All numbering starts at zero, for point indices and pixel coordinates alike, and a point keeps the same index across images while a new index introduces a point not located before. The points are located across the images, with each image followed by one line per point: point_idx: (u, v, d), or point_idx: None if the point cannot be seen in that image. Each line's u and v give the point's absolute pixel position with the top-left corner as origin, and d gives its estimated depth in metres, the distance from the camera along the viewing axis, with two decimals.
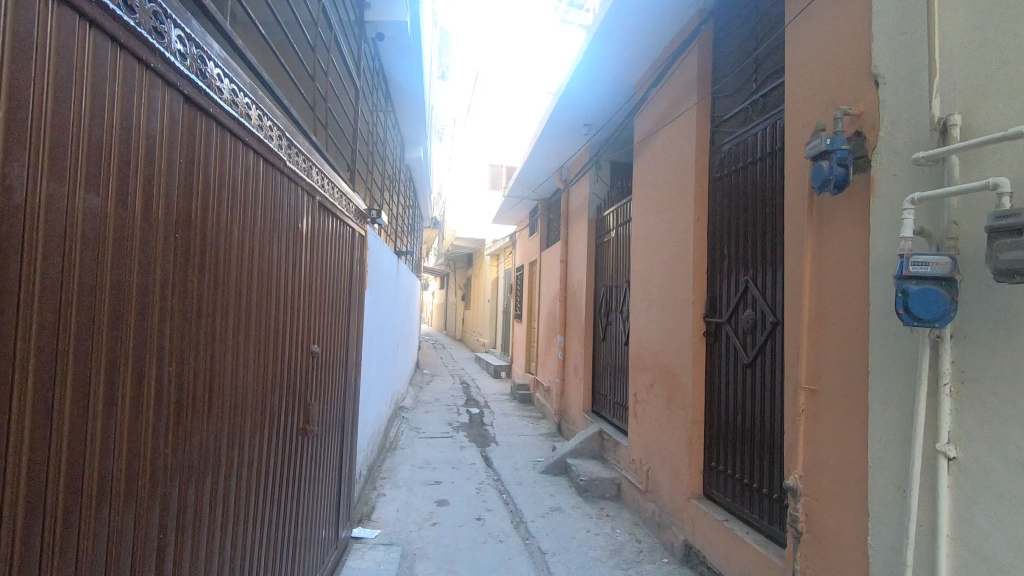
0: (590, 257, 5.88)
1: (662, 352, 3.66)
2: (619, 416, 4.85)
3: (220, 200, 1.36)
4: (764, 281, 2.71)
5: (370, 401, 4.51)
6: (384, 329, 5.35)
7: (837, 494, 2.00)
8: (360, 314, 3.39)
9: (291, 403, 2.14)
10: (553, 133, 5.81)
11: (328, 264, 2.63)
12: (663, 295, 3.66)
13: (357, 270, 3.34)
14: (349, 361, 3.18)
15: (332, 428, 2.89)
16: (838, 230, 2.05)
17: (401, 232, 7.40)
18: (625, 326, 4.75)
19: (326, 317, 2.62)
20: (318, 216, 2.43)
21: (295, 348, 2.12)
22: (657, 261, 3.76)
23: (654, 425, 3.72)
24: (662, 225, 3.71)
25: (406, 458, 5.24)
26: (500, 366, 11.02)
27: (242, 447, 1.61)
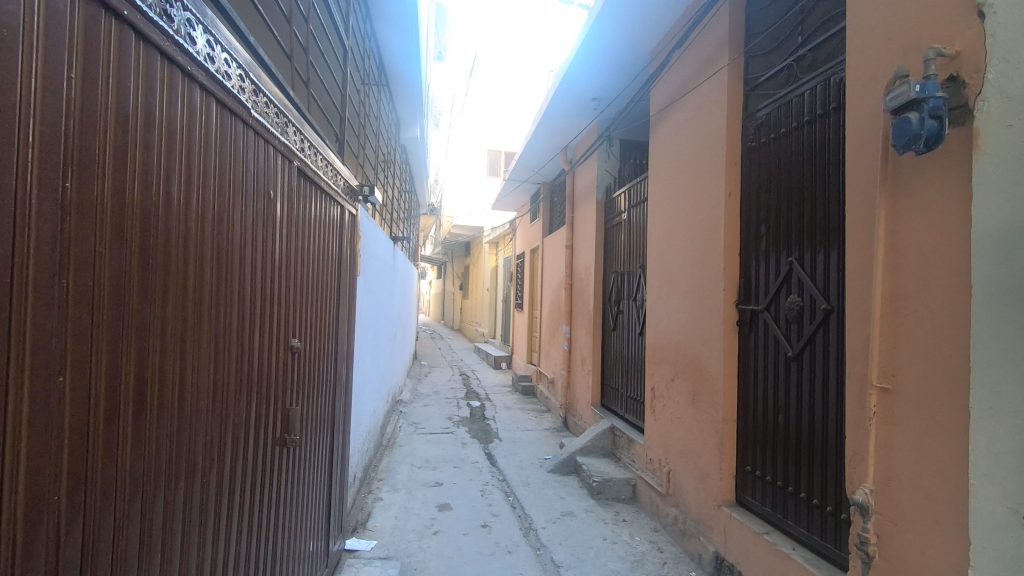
0: (598, 243, 5.53)
1: (685, 343, 3.33)
2: (632, 411, 4.53)
3: (147, 144, 1.01)
4: (813, 263, 2.37)
5: (365, 398, 4.17)
6: (380, 320, 5.00)
7: (922, 514, 1.67)
8: (351, 302, 3.03)
9: (266, 407, 1.78)
10: (558, 108, 5.41)
11: (312, 245, 2.27)
12: (686, 281, 3.32)
13: (348, 254, 2.99)
14: (339, 355, 2.83)
15: (321, 431, 2.55)
16: (923, 198, 1.70)
17: (396, 218, 7.00)
18: (640, 315, 4.42)
19: (311, 304, 2.27)
20: (298, 186, 2.04)
21: (270, 343, 1.77)
22: (679, 243, 3.42)
23: (677, 423, 3.40)
24: (686, 203, 3.36)
25: (405, 457, 4.92)
26: (500, 357, 10.70)
27: (195, 469, 1.27)
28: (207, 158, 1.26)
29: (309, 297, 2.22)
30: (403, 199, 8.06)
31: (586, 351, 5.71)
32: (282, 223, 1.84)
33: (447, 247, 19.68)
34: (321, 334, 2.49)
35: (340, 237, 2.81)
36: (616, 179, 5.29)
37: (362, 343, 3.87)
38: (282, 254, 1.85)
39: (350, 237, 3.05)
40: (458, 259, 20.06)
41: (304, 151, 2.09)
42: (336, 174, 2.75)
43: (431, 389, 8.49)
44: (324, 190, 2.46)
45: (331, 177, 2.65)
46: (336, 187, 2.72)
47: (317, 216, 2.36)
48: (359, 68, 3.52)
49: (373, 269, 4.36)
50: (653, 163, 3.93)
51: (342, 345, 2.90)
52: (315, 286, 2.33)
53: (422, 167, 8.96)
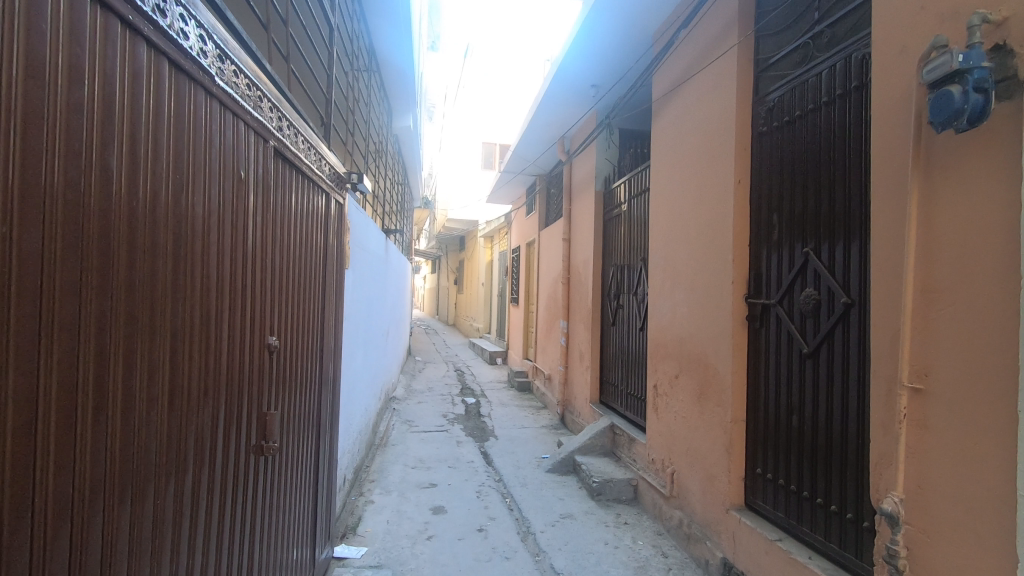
0: (597, 235, 5.37)
1: (691, 339, 3.18)
2: (632, 408, 4.39)
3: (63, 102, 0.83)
4: (831, 254, 2.22)
5: (355, 397, 4.00)
6: (371, 316, 4.82)
7: (961, 527, 1.52)
8: (337, 296, 2.84)
9: (241, 414, 1.59)
10: (556, 96, 5.23)
11: (293, 230, 2.07)
12: (691, 273, 3.17)
13: (333, 245, 2.79)
14: (325, 352, 2.63)
15: (305, 434, 2.36)
16: (962, 181, 1.55)
17: (388, 210, 6.81)
18: (641, 309, 4.27)
19: (292, 296, 2.07)
20: (275, 168, 1.85)
21: (242, 337, 1.58)
22: (684, 234, 3.26)
23: (682, 423, 3.25)
24: (691, 192, 3.20)
25: (397, 457, 4.75)
26: (496, 353, 10.55)
27: (146, 491, 1.08)
28: (154, 126, 1.07)
29: (289, 288, 2.03)
30: (395, 191, 7.86)
31: (584, 347, 5.56)
32: (256, 204, 1.65)
33: (441, 241, 19.48)
34: (303, 329, 2.29)
35: (324, 226, 2.61)
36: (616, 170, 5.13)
37: (351, 340, 3.69)
38: (256, 239, 1.66)
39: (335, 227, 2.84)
40: (453, 253, 19.87)
41: (282, 131, 1.89)
42: (321, 160, 2.56)
43: (425, 385, 8.33)
44: (306, 175, 2.27)
45: (316, 163, 2.45)
46: (321, 173, 2.53)
47: (299, 201, 2.16)
48: (347, 50, 3.32)
49: (363, 262, 4.18)
50: (655, 151, 3.77)
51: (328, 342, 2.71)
52: (297, 276, 2.13)
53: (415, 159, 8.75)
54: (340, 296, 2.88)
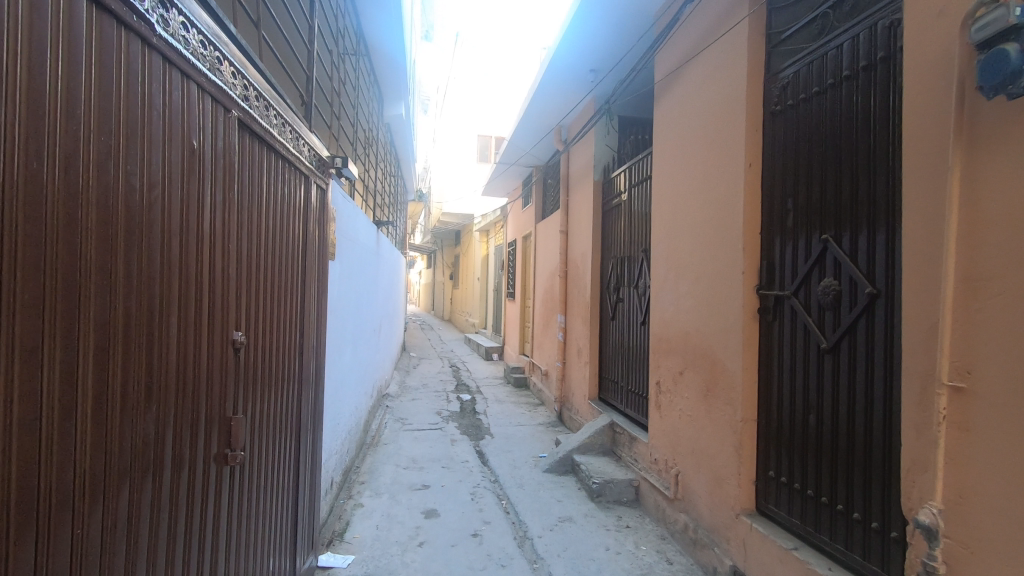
0: (595, 227, 5.19)
1: (696, 333, 3.01)
2: (633, 406, 4.23)
3: None
4: (854, 240, 2.05)
5: (343, 396, 3.82)
6: (361, 310, 4.65)
7: (1010, 543, 1.36)
8: (319, 286, 2.61)
9: (201, 426, 1.35)
10: (553, 82, 5.03)
11: (270, 214, 1.86)
12: (696, 264, 3.00)
13: (316, 232, 2.57)
14: (307, 349, 2.42)
15: (284, 438, 2.15)
16: (1012, 154, 1.38)
17: (379, 202, 6.60)
18: (642, 303, 4.10)
19: (268, 286, 1.86)
20: (245, 142, 1.60)
21: (201, 335, 1.33)
22: (689, 223, 3.09)
23: (688, 421, 3.09)
24: (696, 177, 3.02)
25: (389, 457, 4.57)
26: (492, 348, 10.38)
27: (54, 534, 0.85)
28: (57, 71, 0.85)
29: (265, 277, 1.82)
30: (388, 183, 7.65)
31: (583, 342, 5.39)
32: (224, 182, 1.44)
33: (436, 235, 19.27)
34: (283, 324, 2.09)
35: (307, 212, 2.39)
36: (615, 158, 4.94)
37: (338, 336, 3.50)
38: (224, 220, 1.45)
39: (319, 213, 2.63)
40: (448, 247, 19.68)
41: (256, 104, 1.67)
42: (303, 142, 2.35)
43: (420, 382, 8.16)
44: (286, 156, 2.05)
45: (297, 145, 2.24)
46: (303, 157, 2.31)
47: (278, 184, 1.95)
48: (331, 27, 3.11)
49: (352, 254, 3.99)
50: (658, 136, 3.59)
51: (311, 337, 2.49)
52: (275, 264, 1.92)
53: (408, 150, 8.53)
54: (325, 289, 2.67)
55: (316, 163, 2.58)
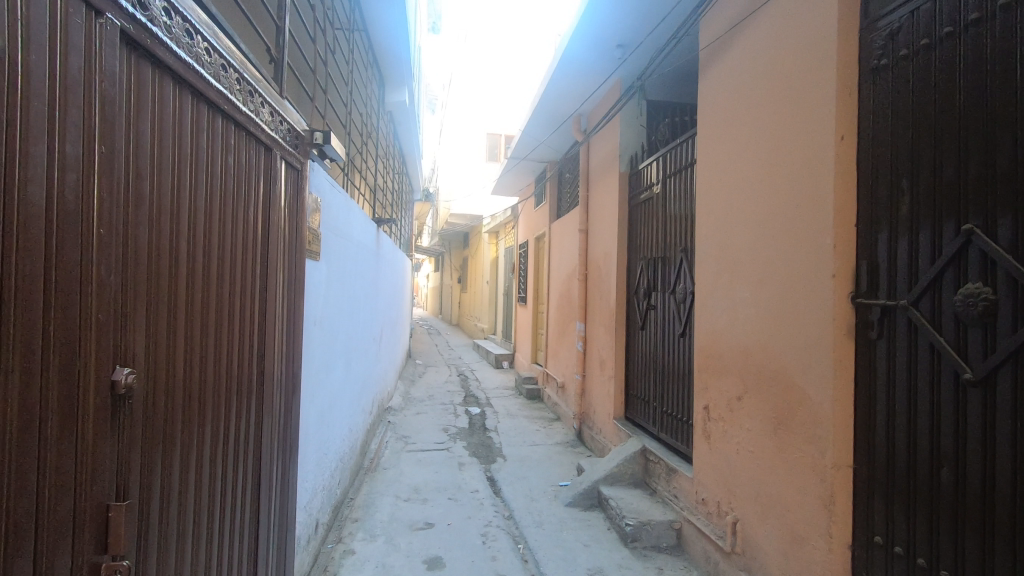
0: (621, 224, 4.62)
1: (762, 350, 2.43)
2: (669, 430, 3.65)
3: None
4: (1021, 230, 1.47)
5: (332, 421, 3.26)
6: (357, 320, 4.11)
7: None
8: (294, 296, 2.05)
9: (24, 539, 0.78)
10: (574, 61, 4.46)
11: (202, 195, 1.30)
12: (762, 265, 2.43)
13: (289, 224, 1.99)
14: (271, 376, 1.85)
15: (233, 501, 1.59)
16: None
17: (380, 200, 6.03)
18: (681, 311, 3.53)
19: (195, 296, 1.29)
20: (146, 78, 1.05)
21: (25, 385, 0.77)
22: (751, 214, 2.51)
23: (751, 459, 2.51)
24: (760, 157, 2.44)
25: (389, 486, 4.01)
26: (502, 355, 9.82)
27: None
28: None
29: (190, 282, 1.26)
30: (392, 179, 7.10)
31: (606, 353, 4.81)
32: (86, 127, 0.88)
33: (443, 237, 18.78)
34: (228, 346, 1.52)
35: (272, 198, 1.82)
36: (645, 147, 4.37)
37: (323, 352, 2.95)
38: (90, 189, 0.89)
39: (293, 201, 2.05)
40: (457, 249, 19.18)
41: (166, 26, 1.11)
42: (266, 106, 1.78)
43: (424, 393, 7.61)
44: (233, 116, 1.48)
45: (255, 107, 1.66)
46: (265, 125, 1.74)
47: (217, 154, 1.38)
48: None
49: (343, 256, 3.44)
50: (704, 113, 3.01)
51: (279, 360, 1.91)
52: (209, 263, 1.36)
53: (413, 145, 7.98)
54: (299, 296, 2.09)
55: (288, 138, 2.01)
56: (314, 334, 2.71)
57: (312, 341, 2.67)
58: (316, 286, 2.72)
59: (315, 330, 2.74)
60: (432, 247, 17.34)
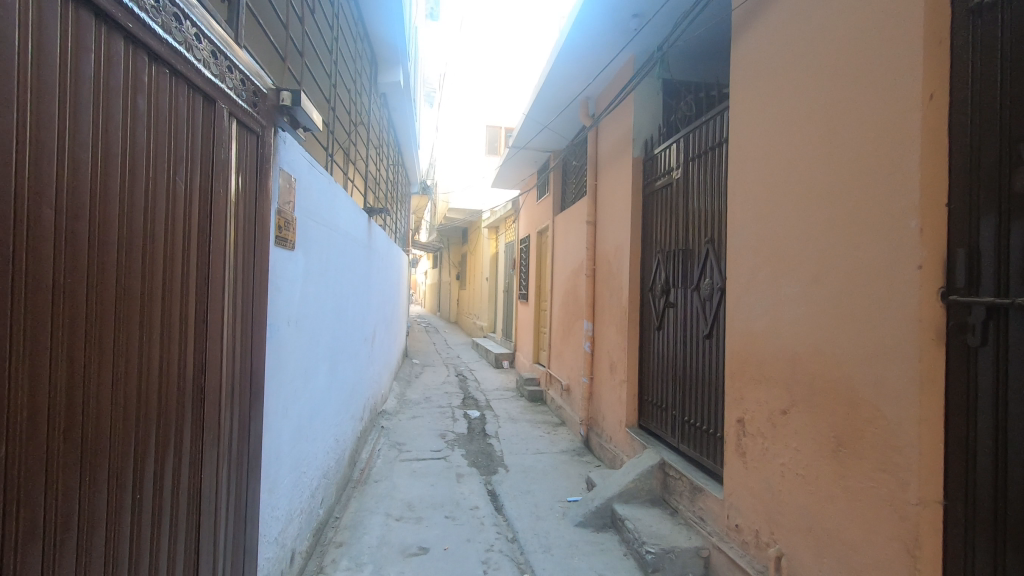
0: (634, 214, 4.23)
1: (818, 356, 2.05)
2: (692, 442, 3.27)
3: None
4: None
5: (313, 434, 2.88)
6: (345, 319, 3.73)
7: None
8: (255, 291, 1.65)
9: None
10: (584, 34, 4.07)
11: (31, 144, 0.86)
12: (818, 256, 2.05)
13: (242, 201, 1.57)
14: (216, 397, 1.44)
15: (156, 562, 1.20)
16: None
17: (373, 189, 5.63)
18: (707, 310, 3.15)
19: (41, 290, 0.88)
20: None
21: None
22: (803, 196, 2.13)
23: (801, 483, 2.13)
24: (816, 128, 2.06)
25: (379, 502, 3.62)
26: (502, 355, 9.44)
27: None
28: None
29: (26, 272, 0.85)
30: (386, 169, 6.70)
31: (616, 355, 4.43)
32: None
33: (442, 233, 18.35)
34: (133, 361, 1.11)
35: (216, 168, 1.41)
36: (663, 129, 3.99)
37: (301, 355, 2.56)
38: None
39: (248, 172, 1.61)
40: (456, 246, 18.78)
41: None
42: (211, 46, 1.37)
43: (421, 395, 7.22)
44: (117, 24, 1.02)
45: (183, 38, 1.23)
46: (202, 66, 1.31)
47: (63, 83, 0.93)
48: None
49: (328, 248, 3.05)
50: (738, 83, 2.63)
51: (230, 374, 1.51)
52: (75, 245, 0.95)
53: (410, 134, 7.59)
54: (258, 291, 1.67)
55: (241, 89, 1.57)
56: (287, 336, 2.32)
57: (284, 343, 2.27)
58: (290, 281, 2.32)
59: (289, 332, 2.35)
60: (431, 243, 16.93)
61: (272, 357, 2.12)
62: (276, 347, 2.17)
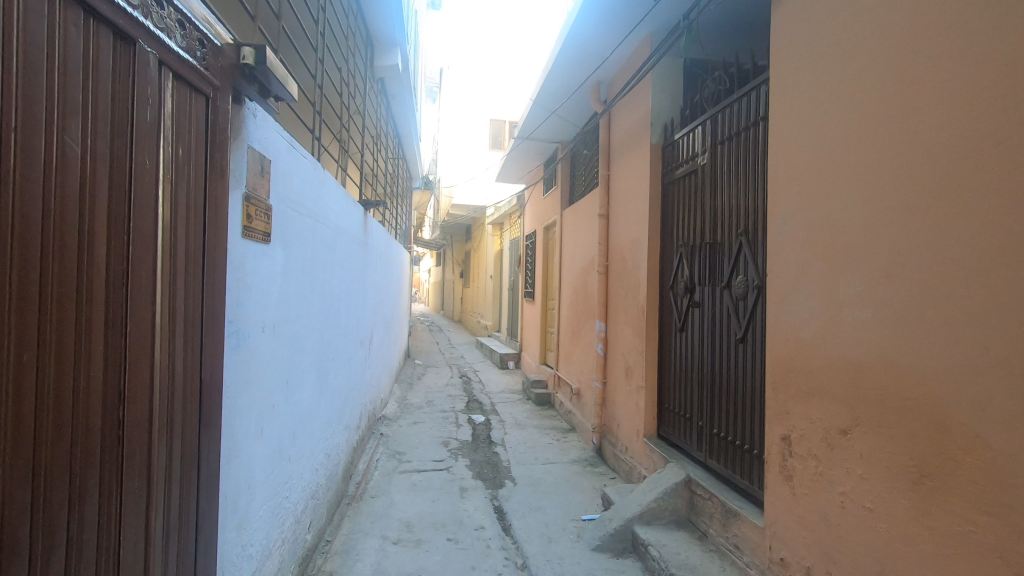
0: (653, 205, 3.88)
1: (892, 368, 1.71)
2: (722, 458, 2.94)
3: None
4: None
5: (298, 453, 2.55)
6: (337, 321, 3.40)
7: None
8: (203, 293, 1.31)
9: None
10: (599, 9, 3.70)
11: None
12: (893, 250, 1.71)
13: (180, 181, 1.21)
14: (143, 436, 1.10)
15: None
16: None
17: (370, 182, 5.28)
18: (740, 311, 2.81)
19: None
20: None
21: None
22: (873, 177, 1.79)
23: (868, 518, 1.80)
24: (891, 95, 1.73)
25: (376, 522, 3.30)
26: (507, 355, 9.11)
27: None
28: None
29: None
30: (384, 160, 6.35)
31: (633, 359, 4.09)
32: None
33: (445, 230, 18.02)
34: None
35: (140, 133, 1.05)
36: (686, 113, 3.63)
37: (280, 365, 2.22)
38: None
39: (189, 143, 1.24)
40: (459, 242, 18.44)
41: None
42: None
43: (423, 398, 6.90)
44: None
45: None
46: None
47: None
48: None
49: (316, 242, 2.72)
50: (784, 51, 2.28)
51: (163, 404, 1.17)
52: None
53: (410, 125, 7.23)
54: (201, 294, 1.31)
55: (178, 32, 1.18)
56: (262, 344, 1.98)
57: (257, 351, 1.94)
58: (265, 279, 1.99)
59: (264, 339, 2.01)
60: (433, 239, 16.59)
61: (240, 369, 1.78)
62: (247, 357, 1.83)
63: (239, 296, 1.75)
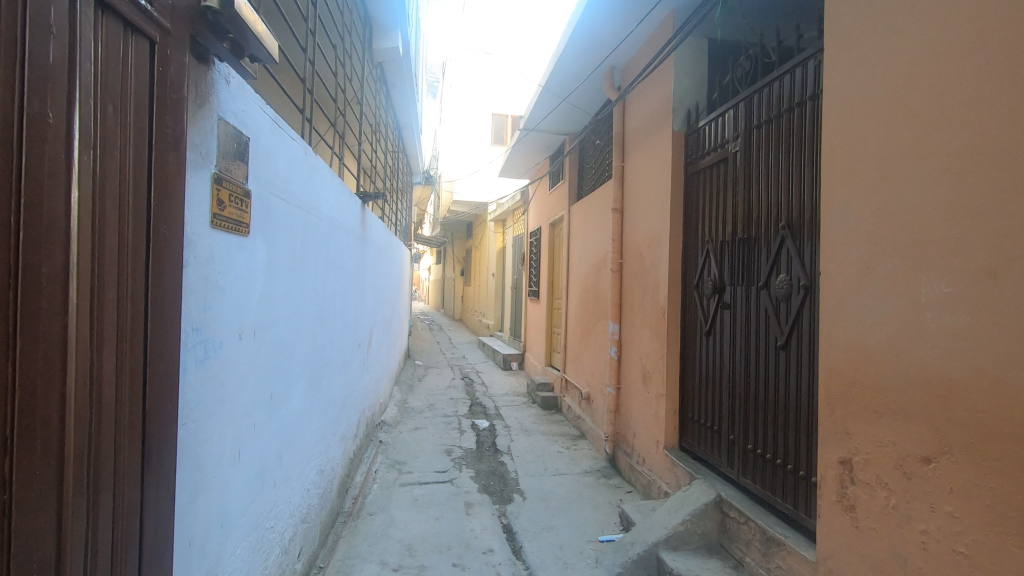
0: (675, 198, 3.58)
1: (996, 388, 1.42)
2: (759, 477, 2.64)
3: None
4: None
5: (286, 474, 2.25)
6: (332, 323, 3.09)
7: None
8: (147, 297, 1.01)
9: None
10: None
11: None
12: (1002, 245, 1.42)
13: (109, 151, 0.90)
14: (47, 503, 0.79)
15: None
16: None
17: (369, 174, 4.95)
18: (781, 314, 2.50)
19: None
20: None
21: None
22: (971, 158, 1.50)
23: (960, 564, 1.51)
24: (1000, 58, 1.44)
25: (374, 545, 3.00)
26: (510, 356, 8.81)
27: None
28: None
29: None
30: (384, 152, 6.02)
31: (651, 364, 3.79)
32: None
33: (446, 227, 17.72)
34: None
35: (39, 77, 0.75)
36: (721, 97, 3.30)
37: (263, 377, 1.92)
38: None
39: (125, 101, 0.94)
40: (461, 239, 18.14)
41: None
42: None
43: (424, 401, 6.61)
44: None
45: None
46: None
47: None
48: None
49: (306, 236, 2.42)
50: (847, 17, 1.98)
51: (84, 450, 0.87)
52: None
53: (411, 116, 6.91)
54: (144, 301, 1.01)
55: None
56: (239, 354, 1.68)
57: (233, 363, 1.64)
58: (241, 277, 1.69)
59: (242, 347, 1.71)
60: (434, 236, 16.29)
61: (210, 386, 1.48)
62: (218, 371, 1.54)
63: (207, 297, 1.45)
